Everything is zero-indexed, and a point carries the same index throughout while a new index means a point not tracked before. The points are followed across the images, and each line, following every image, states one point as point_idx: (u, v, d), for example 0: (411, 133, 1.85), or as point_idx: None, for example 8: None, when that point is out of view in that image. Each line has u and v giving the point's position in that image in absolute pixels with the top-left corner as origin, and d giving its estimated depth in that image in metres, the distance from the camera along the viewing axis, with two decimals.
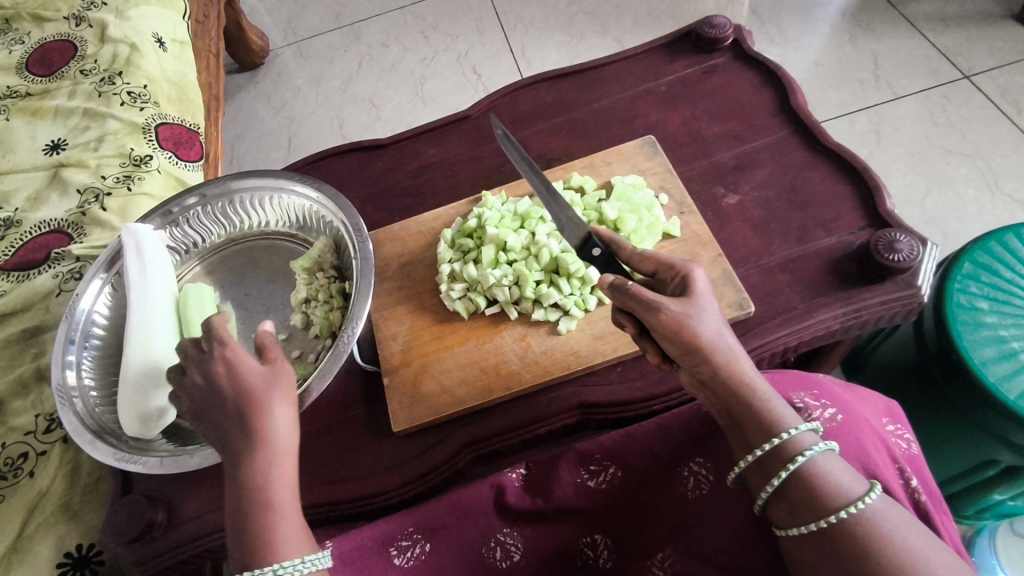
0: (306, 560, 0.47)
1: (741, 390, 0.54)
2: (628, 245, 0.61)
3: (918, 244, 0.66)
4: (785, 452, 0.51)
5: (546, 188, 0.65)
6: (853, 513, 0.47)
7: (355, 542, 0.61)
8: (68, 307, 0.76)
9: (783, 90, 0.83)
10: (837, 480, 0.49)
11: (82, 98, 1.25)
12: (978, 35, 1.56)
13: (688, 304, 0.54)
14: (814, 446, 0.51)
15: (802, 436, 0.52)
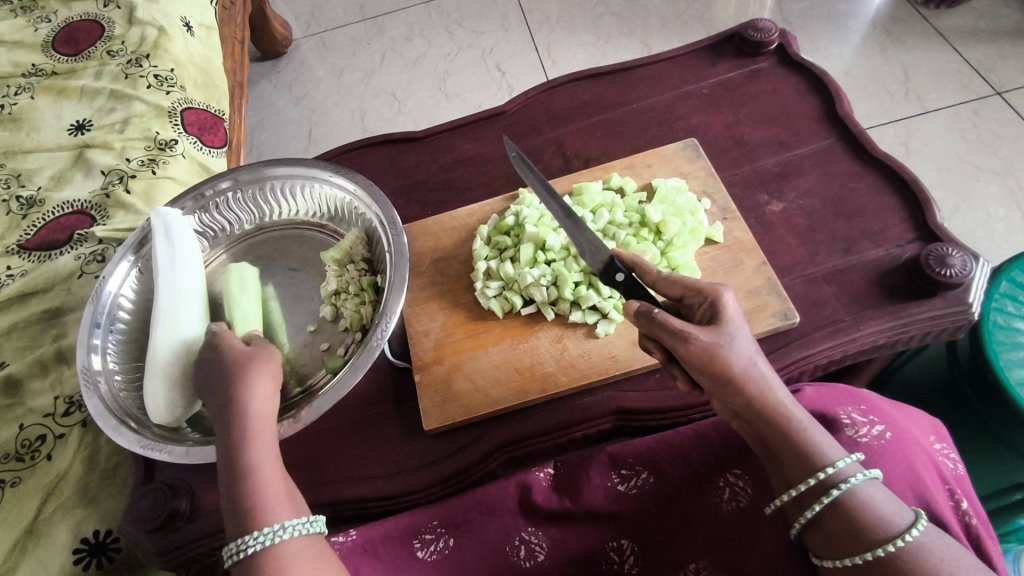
0: (288, 522, 0.49)
1: (777, 423, 0.52)
2: (653, 266, 0.58)
3: (971, 260, 0.64)
4: (824, 485, 0.49)
5: (562, 211, 0.64)
6: (898, 547, 0.45)
7: (379, 531, 0.61)
8: (96, 288, 0.75)
9: (828, 98, 0.81)
10: (880, 511, 0.47)
11: (109, 79, 1.24)
12: (1012, 51, 1.54)
13: (720, 332, 0.52)
14: (857, 477, 0.49)
15: (844, 467, 0.50)
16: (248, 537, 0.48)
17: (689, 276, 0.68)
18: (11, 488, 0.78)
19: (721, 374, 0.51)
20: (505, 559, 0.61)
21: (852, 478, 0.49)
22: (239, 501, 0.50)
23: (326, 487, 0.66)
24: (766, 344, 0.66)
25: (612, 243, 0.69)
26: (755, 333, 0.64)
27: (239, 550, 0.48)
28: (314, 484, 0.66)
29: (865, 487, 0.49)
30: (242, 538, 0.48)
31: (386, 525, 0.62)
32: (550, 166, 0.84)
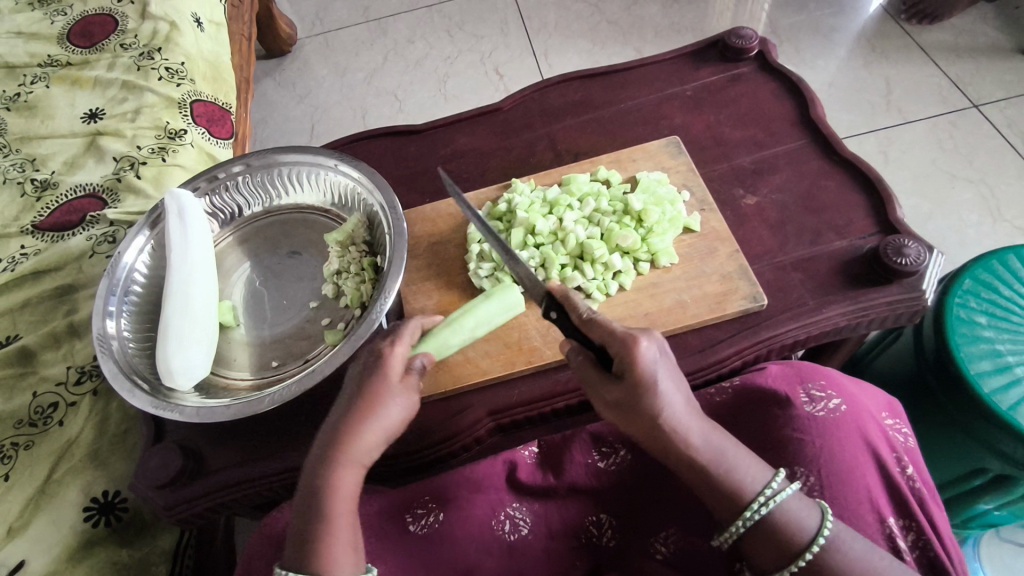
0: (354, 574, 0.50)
1: (697, 469, 0.53)
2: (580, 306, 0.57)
3: (925, 251, 0.70)
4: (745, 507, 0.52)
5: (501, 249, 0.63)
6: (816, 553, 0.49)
7: (373, 509, 0.64)
8: (113, 260, 0.80)
9: (802, 102, 0.87)
10: (802, 523, 0.50)
11: (121, 70, 1.29)
12: (989, 67, 1.61)
13: (633, 390, 0.52)
14: (770, 490, 0.52)
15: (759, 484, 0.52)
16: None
17: (667, 261, 0.74)
18: (25, 450, 0.83)
19: (636, 426, 0.54)
20: (491, 533, 0.65)
21: (777, 497, 0.51)
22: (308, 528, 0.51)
23: None
24: (735, 324, 0.71)
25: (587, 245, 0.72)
26: (724, 312, 0.70)
27: None
28: (314, 447, 0.71)
29: (791, 503, 0.51)
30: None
31: (377, 503, 0.65)
32: (542, 159, 0.89)
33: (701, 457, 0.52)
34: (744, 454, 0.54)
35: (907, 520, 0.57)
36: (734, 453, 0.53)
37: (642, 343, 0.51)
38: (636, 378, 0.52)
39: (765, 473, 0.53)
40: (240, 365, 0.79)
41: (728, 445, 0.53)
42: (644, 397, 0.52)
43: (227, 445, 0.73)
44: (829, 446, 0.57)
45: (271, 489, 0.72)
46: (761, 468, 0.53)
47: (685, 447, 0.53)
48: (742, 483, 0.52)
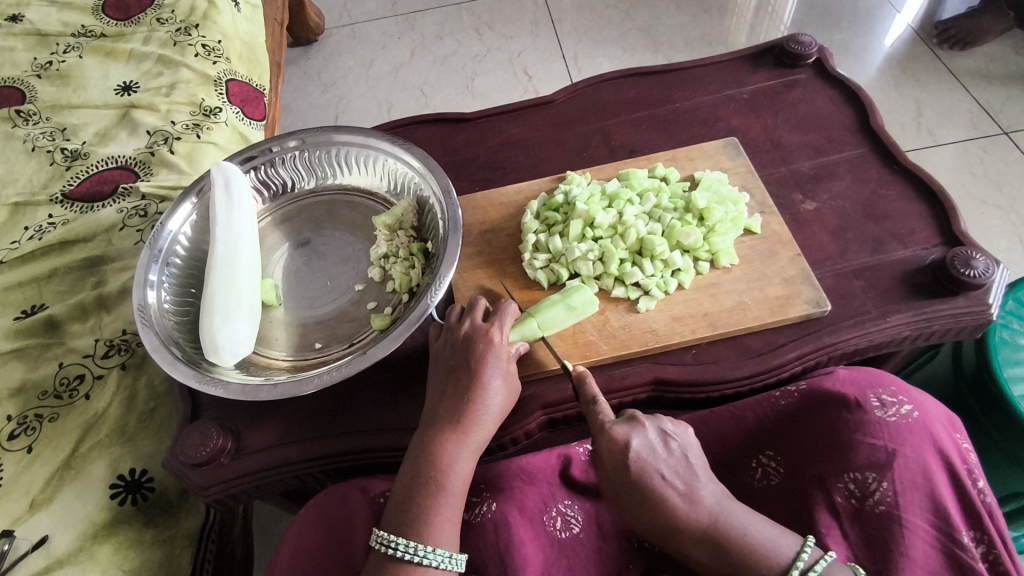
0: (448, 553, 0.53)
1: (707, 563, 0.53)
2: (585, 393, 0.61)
3: (993, 264, 0.69)
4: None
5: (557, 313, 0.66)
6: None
7: None
8: (156, 228, 0.78)
9: (862, 110, 0.86)
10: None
11: (157, 44, 1.27)
12: (1020, 94, 1.60)
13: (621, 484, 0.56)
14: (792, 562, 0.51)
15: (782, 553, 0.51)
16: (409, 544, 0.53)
17: (727, 261, 0.73)
18: (50, 423, 0.80)
19: (639, 522, 0.56)
20: (544, 529, 0.63)
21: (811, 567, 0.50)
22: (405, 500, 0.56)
23: (368, 436, 0.69)
24: (797, 328, 0.70)
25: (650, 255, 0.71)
26: (787, 317, 0.69)
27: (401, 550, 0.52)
28: (359, 432, 0.69)
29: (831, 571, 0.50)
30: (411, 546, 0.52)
31: None
32: (596, 154, 0.88)
33: (704, 552, 0.53)
34: (768, 530, 0.53)
35: (979, 532, 0.55)
36: (753, 530, 0.52)
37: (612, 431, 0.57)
38: (615, 466, 0.56)
39: (794, 541, 0.52)
40: (280, 345, 0.77)
41: (743, 523, 0.53)
42: (633, 493, 0.55)
43: (267, 426, 0.71)
44: (899, 451, 0.56)
45: (311, 474, 0.70)
46: (788, 537, 0.52)
47: (685, 542, 0.53)
48: (768, 556, 0.51)
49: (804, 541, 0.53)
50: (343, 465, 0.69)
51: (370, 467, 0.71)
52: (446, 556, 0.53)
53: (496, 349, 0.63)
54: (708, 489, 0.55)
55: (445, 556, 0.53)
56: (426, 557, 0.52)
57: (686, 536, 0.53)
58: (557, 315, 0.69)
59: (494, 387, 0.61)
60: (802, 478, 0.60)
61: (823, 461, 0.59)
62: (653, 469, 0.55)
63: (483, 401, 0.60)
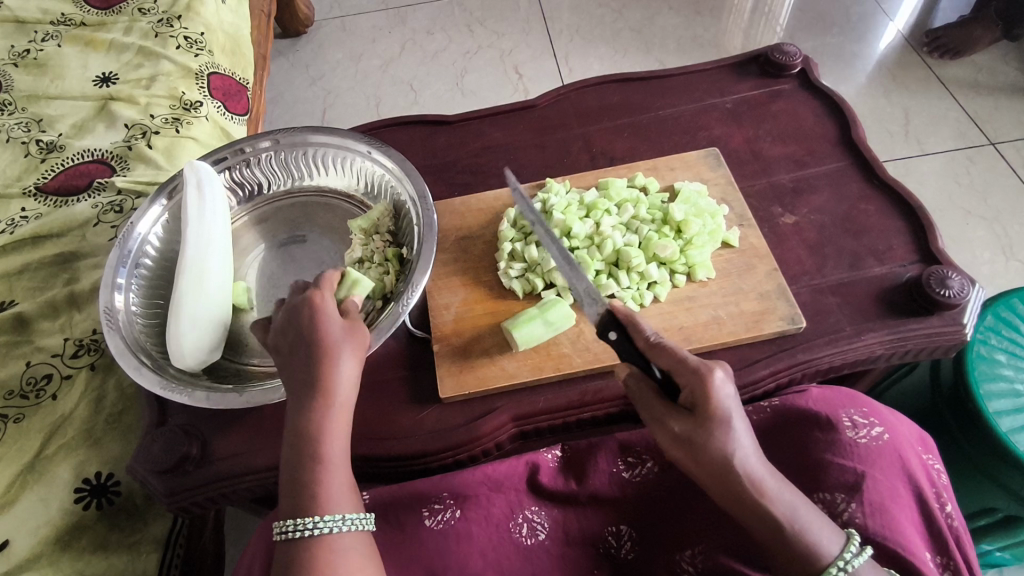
0: (347, 517, 0.51)
1: (770, 525, 0.49)
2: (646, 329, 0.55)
3: (968, 284, 0.69)
4: (819, 562, 0.48)
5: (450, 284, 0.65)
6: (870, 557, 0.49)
7: (391, 496, 0.64)
8: (125, 230, 0.76)
9: (844, 123, 0.85)
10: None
11: (138, 35, 1.25)
12: (1007, 105, 1.60)
13: (703, 423, 0.50)
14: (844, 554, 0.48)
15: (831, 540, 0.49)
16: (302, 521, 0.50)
17: (704, 275, 0.72)
18: (15, 424, 0.78)
19: (703, 469, 0.51)
20: (509, 536, 0.63)
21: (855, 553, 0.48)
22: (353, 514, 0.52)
23: None
24: (771, 344, 0.69)
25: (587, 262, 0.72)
26: (760, 333, 0.69)
27: (294, 531, 0.49)
28: None
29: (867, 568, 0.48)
30: (299, 520, 0.50)
31: (395, 494, 0.65)
32: (577, 161, 0.87)
33: (778, 510, 0.49)
34: (813, 514, 0.50)
35: (945, 559, 0.54)
36: (806, 510, 0.50)
37: (714, 373, 0.50)
38: (708, 407, 0.50)
39: (839, 537, 0.49)
40: (250, 350, 0.76)
41: (799, 500, 0.50)
42: (713, 434, 0.50)
43: (234, 433, 0.70)
44: (869, 474, 0.56)
45: (278, 483, 0.69)
46: (833, 531, 0.50)
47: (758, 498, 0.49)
48: (819, 544, 0.49)
49: (847, 537, 0.50)
50: None
51: None
52: (341, 519, 0.50)
53: (327, 312, 0.58)
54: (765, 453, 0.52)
55: (340, 519, 0.50)
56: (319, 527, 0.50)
57: (754, 491, 0.50)
58: (534, 330, 0.69)
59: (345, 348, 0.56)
60: None
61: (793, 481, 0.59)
62: (735, 415, 0.51)
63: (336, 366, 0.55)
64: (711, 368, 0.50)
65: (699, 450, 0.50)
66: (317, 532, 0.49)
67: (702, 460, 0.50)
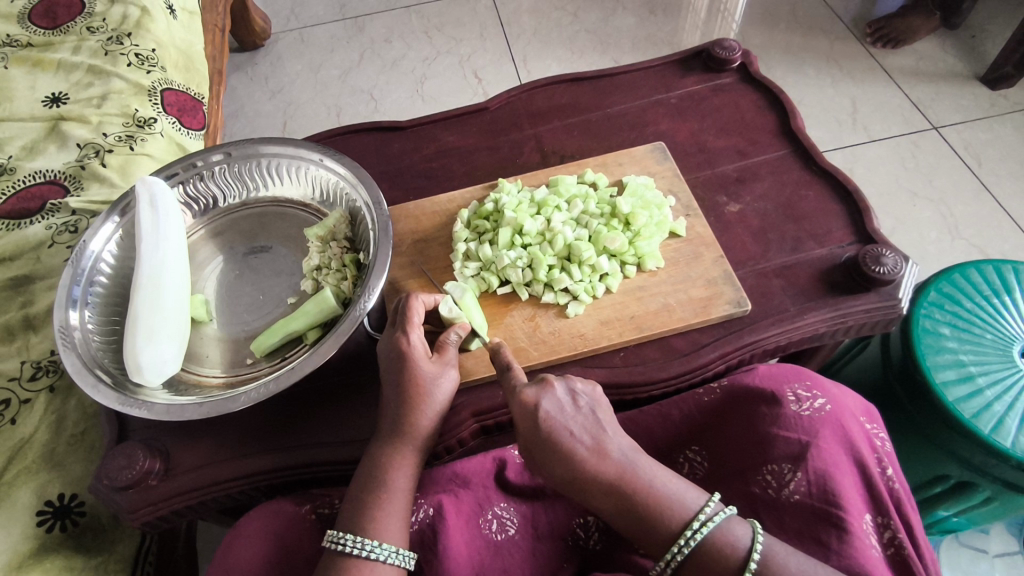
0: (401, 551, 0.53)
1: (612, 507, 0.53)
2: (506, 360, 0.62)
3: (901, 261, 0.72)
4: (675, 526, 0.50)
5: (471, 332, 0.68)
6: (722, 516, 0.50)
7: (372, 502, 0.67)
8: (77, 248, 0.76)
9: (783, 113, 0.89)
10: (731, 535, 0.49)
11: (88, 54, 1.23)
12: (947, 90, 1.66)
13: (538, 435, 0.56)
14: (700, 511, 0.51)
15: (687, 502, 0.52)
16: (367, 543, 0.53)
17: (653, 264, 0.74)
18: None
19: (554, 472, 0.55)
20: (479, 532, 0.65)
21: (710, 522, 0.50)
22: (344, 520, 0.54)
23: (300, 452, 0.69)
24: (720, 328, 0.72)
25: (576, 287, 0.73)
26: (709, 317, 0.71)
27: (354, 548, 0.52)
28: (292, 448, 0.69)
29: (728, 524, 0.50)
30: (365, 542, 0.53)
31: None
32: (529, 160, 0.89)
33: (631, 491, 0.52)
34: (674, 480, 0.53)
35: (886, 519, 0.56)
36: (661, 475, 0.53)
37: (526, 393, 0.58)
38: (526, 420, 0.57)
39: (700, 495, 0.52)
40: (212, 362, 0.76)
41: (652, 473, 0.53)
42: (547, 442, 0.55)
43: (198, 445, 0.70)
44: (813, 443, 0.58)
45: (243, 491, 0.69)
46: (695, 491, 0.53)
47: (593, 490, 0.53)
48: (669, 513, 0.51)
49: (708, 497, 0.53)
50: (276, 481, 0.69)
51: (304, 483, 0.70)
52: (394, 551, 0.53)
53: (416, 351, 0.62)
54: (617, 442, 0.55)
55: (393, 551, 0.53)
56: (375, 552, 0.52)
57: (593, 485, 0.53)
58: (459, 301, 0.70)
59: (432, 380, 0.62)
60: (727, 472, 0.62)
61: (743, 455, 0.61)
62: (557, 422, 0.56)
63: (431, 395, 0.61)
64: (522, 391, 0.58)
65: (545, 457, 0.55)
66: (370, 556, 0.52)
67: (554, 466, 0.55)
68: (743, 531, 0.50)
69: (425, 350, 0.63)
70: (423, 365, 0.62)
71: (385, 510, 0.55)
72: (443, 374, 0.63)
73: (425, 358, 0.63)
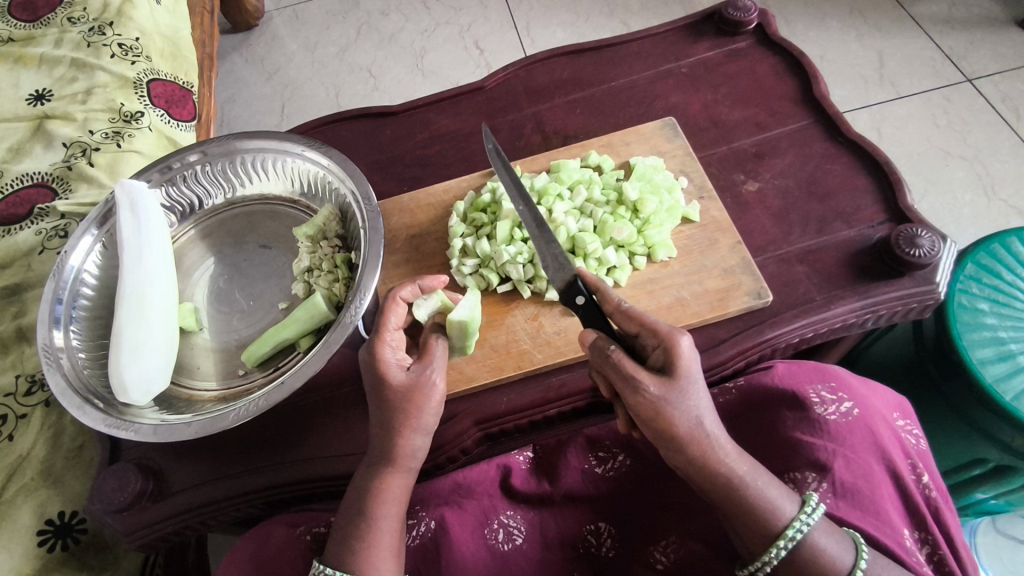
0: None
1: (724, 483, 0.49)
2: (615, 297, 0.56)
3: (939, 241, 0.66)
4: (773, 528, 0.48)
5: (535, 222, 0.59)
6: (817, 507, 0.48)
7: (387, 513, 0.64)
8: (57, 263, 0.73)
9: (805, 79, 0.81)
10: (836, 557, 0.46)
11: (70, 47, 1.18)
12: (983, 37, 1.54)
13: (674, 381, 0.50)
14: (804, 511, 0.48)
15: (786, 504, 0.49)
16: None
17: (665, 255, 0.69)
18: None
19: (668, 423, 0.49)
20: (484, 543, 0.61)
21: (810, 523, 0.48)
22: (344, 555, 0.51)
23: (297, 466, 0.66)
24: (738, 322, 0.67)
25: None
26: (726, 311, 0.66)
27: None
28: (288, 464, 0.66)
29: (814, 535, 0.47)
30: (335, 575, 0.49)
31: None
32: (529, 143, 0.83)
33: (727, 476, 0.49)
34: (768, 477, 0.50)
35: (923, 533, 0.52)
36: (765, 471, 0.50)
37: (681, 340, 0.50)
38: (672, 370, 0.50)
39: (795, 500, 0.49)
40: (205, 374, 0.73)
41: (757, 475, 0.50)
42: (682, 394, 0.49)
43: (192, 463, 0.67)
44: (842, 452, 0.53)
45: (241, 509, 0.67)
46: (789, 497, 0.49)
47: (716, 460, 0.49)
48: (772, 511, 0.48)
49: (803, 498, 0.50)
50: (273, 498, 0.66)
51: (303, 498, 0.68)
52: None
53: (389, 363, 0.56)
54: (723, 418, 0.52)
55: None
56: None
57: (716, 450, 0.50)
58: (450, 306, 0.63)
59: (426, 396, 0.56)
60: None
61: (762, 461, 0.57)
62: (698, 379, 0.51)
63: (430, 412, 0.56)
64: (677, 335, 0.50)
65: (671, 407, 0.49)
66: None
67: (673, 420, 0.49)
68: (833, 540, 0.47)
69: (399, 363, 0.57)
70: (398, 377, 0.55)
71: (383, 535, 0.52)
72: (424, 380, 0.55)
73: (399, 368, 0.56)
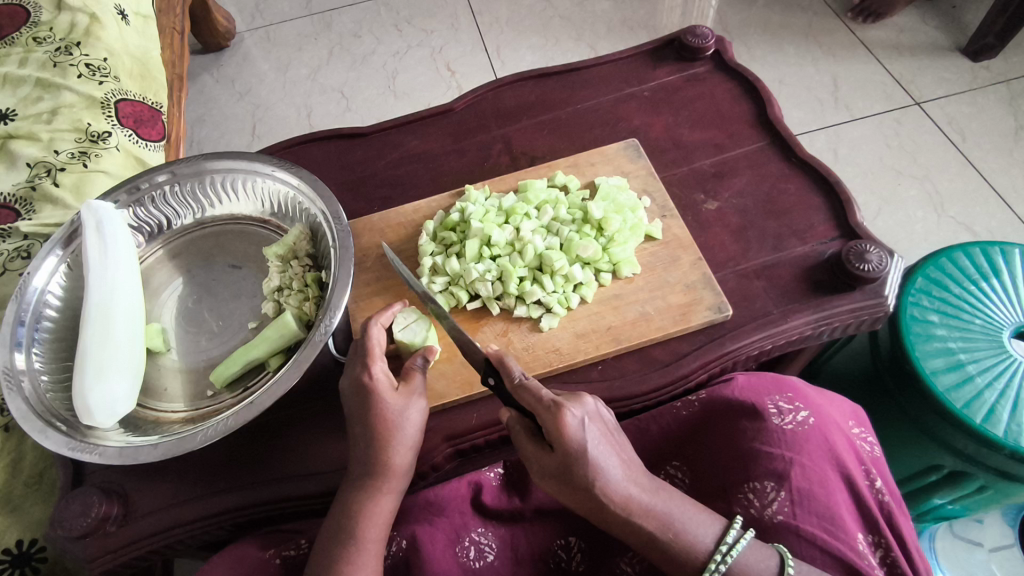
0: None
1: (643, 534, 0.51)
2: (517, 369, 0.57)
3: (886, 256, 0.70)
4: (700, 557, 0.50)
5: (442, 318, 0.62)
6: (739, 535, 0.50)
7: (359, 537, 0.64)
8: (20, 284, 0.72)
9: (760, 102, 0.85)
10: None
11: (35, 66, 1.17)
12: (930, 63, 1.62)
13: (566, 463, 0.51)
14: (731, 541, 0.50)
15: (711, 533, 0.51)
16: None
17: (629, 271, 0.71)
18: None
19: (575, 498, 0.52)
20: (456, 560, 0.60)
21: (735, 549, 0.49)
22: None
23: (265, 487, 0.66)
24: (700, 336, 0.69)
25: (545, 296, 0.69)
26: (688, 325, 0.68)
27: None
28: (257, 484, 0.66)
29: (747, 556, 0.49)
30: None
31: None
32: (497, 164, 0.85)
33: (648, 525, 0.50)
34: (687, 510, 0.52)
35: (877, 537, 0.54)
36: (680, 508, 0.52)
37: (564, 424, 0.51)
38: (566, 449, 0.51)
39: (718, 525, 0.51)
40: (171, 396, 0.72)
41: (675, 507, 0.51)
42: (578, 469, 0.51)
43: (158, 486, 0.66)
44: (798, 459, 0.55)
45: (208, 533, 0.66)
46: (712, 521, 0.52)
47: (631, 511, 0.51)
48: (694, 544, 0.50)
49: (728, 523, 0.52)
50: (242, 520, 0.65)
51: (272, 520, 0.67)
52: None
53: (379, 383, 0.57)
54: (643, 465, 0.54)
55: None
56: None
57: (628, 506, 0.51)
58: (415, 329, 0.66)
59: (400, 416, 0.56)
60: (706, 488, 0.59)
61: (723, 472, 0.58)
62: (597, 451, 0.51)
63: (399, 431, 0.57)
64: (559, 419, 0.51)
65: (570, 484, 0.51)
66: None
67: (574, 496, 0.52)
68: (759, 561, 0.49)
69: (388, 382, 0.58)
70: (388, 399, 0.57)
71: (357, 550, 0.52)
72: (411, 407, 0.58)
73: (390, 389, 0.58)
